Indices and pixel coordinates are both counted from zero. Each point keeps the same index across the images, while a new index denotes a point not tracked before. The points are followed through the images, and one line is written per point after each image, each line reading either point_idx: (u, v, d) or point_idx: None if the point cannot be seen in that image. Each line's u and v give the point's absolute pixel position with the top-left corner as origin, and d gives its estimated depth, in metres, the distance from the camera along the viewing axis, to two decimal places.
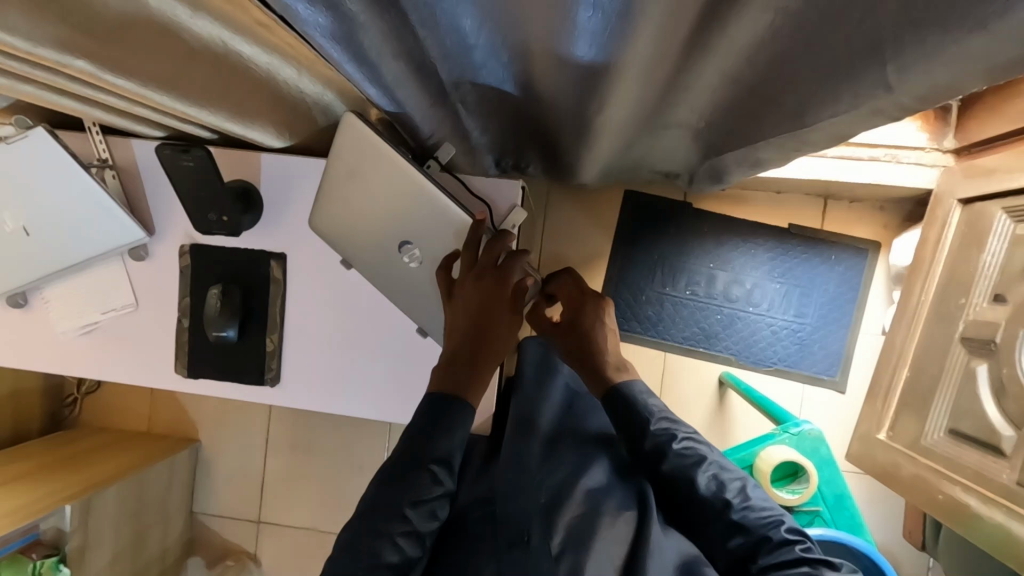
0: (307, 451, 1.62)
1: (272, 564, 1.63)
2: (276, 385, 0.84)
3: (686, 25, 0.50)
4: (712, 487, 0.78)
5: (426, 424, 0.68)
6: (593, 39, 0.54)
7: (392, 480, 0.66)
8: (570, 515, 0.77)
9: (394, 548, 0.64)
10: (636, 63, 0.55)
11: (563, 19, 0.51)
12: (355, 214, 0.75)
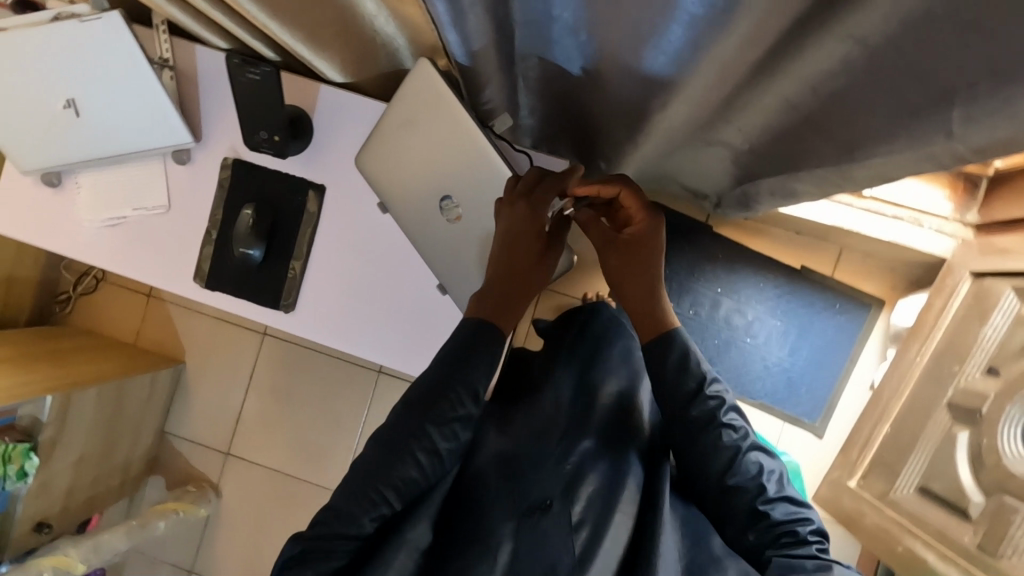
0: (289, 394, 1.62)
1: (231, 498, 1.63)
2: (290, 312, 0.85)
3: (771, 36, 0.52)
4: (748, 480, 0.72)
5: (459, 348, 0.68)
6: (683, 35, 0.55)
7: (420, 403, 0.67)
8: (589, 482, 0.73)
9: (415, 468, 0.65)
10: (716, 63, 0.57)
11: (666, 6, 0.51)
12: (405, 159, 0.77)
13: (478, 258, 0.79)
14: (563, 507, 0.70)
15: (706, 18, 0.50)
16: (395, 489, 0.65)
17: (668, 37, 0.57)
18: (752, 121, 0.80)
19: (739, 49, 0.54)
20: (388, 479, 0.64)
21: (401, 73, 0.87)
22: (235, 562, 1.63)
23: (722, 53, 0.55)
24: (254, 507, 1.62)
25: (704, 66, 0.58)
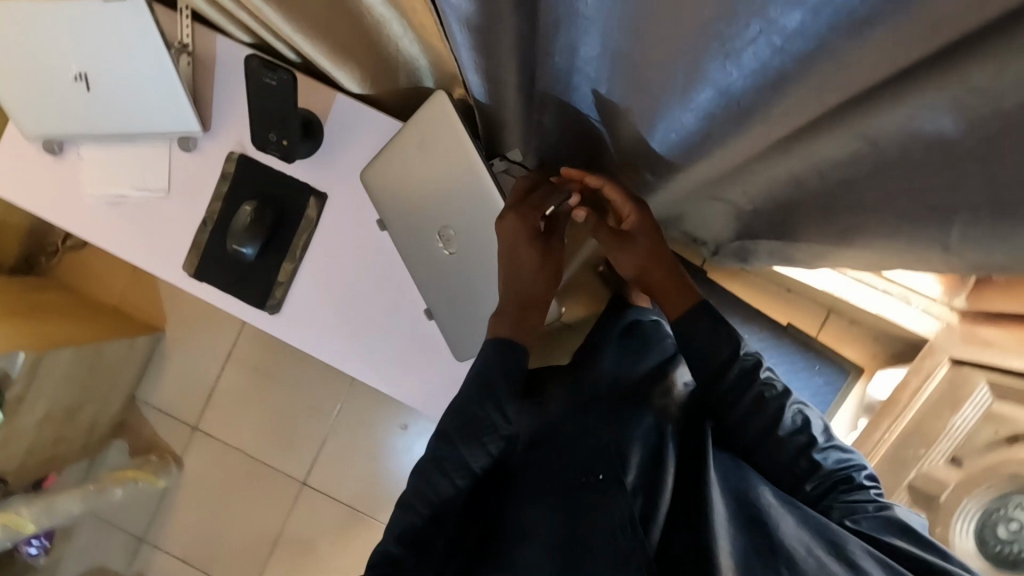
0: (264, 377, 1.62)
1: (194, 472, 1.63)
2: (275, 313, 0.85)
3: (786, 132, 0.53)
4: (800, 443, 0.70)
5: (489, 377, 0.66)
6: (694, 115, 0.57)
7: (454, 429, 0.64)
8: (629, 457, 0.66)
9: (451, 482, 0.63)
10: (724, 141, 0.58)
11: (684, 89, 0.53)
12: (408, 182, 0.76)
13: (467, 291, 0.79)
14: (614, 476, 0.63)
15: (718, 104, 0.53)
16: (434, 507, 0.62)
17: (679, 116, 0.59)
18: (759, 188, 0.81)
19: (752, 137, 0.55)
20: (428, 501, 0.62)
21: (422, 92, 0.85)
22: (189, 534, 1.63)
23: (733, 134, 0.56)
24: (216, 484, 1.63)
25: (709, 143, 0.61)
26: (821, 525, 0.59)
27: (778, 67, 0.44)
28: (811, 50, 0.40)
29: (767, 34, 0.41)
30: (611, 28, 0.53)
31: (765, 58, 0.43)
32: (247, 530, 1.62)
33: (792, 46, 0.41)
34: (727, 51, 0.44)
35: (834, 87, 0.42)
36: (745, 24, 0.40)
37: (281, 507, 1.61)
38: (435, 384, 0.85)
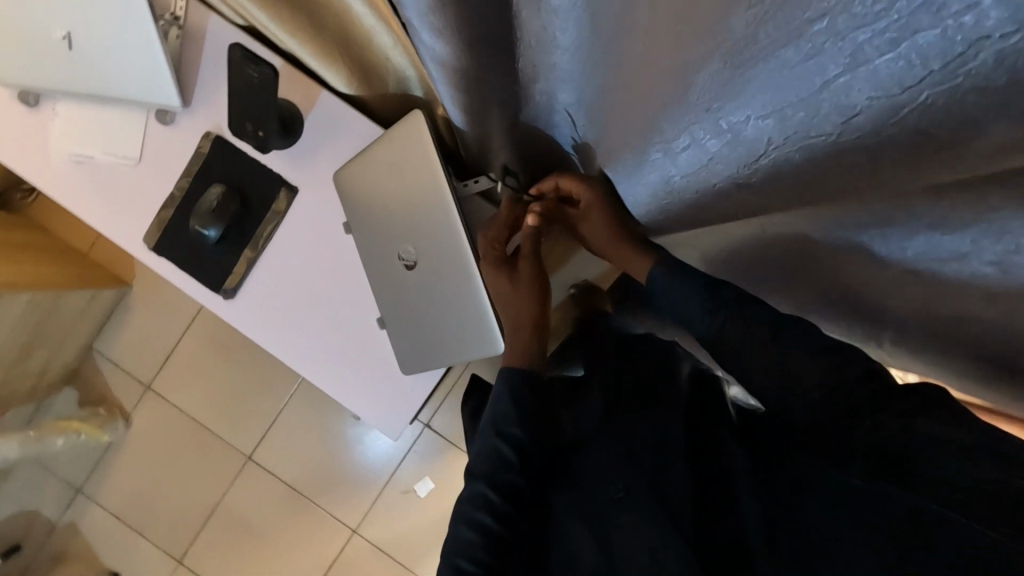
0: (225, 347, 1.61)
1: (141, 429, 1.63)
2: (229, 299, 0.85)
3: None
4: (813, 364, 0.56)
5: (493, 408, 0.67)
6: (627, 186, 0.69)
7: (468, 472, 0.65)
8: (638, 457, 0.63)
9: (475, 527, 0.59)
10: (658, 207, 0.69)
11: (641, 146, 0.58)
12: (379, 194, 0.77)
13: (419, 310, 0.79)
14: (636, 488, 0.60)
15: (649, 187, 0.65)
16: (466, 554, 0.58)
17: (620, 183, 0.69)
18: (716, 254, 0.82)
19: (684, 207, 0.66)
20: (461, 554, 0.59)
21: (413, 100, 0.84)
22: (128, 491, 1.64)
23: (663, 206, 0.68)
24: (162, 445, 1.63)
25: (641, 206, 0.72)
26: (878, 461, 0.51)
27: (692, 177, 0.57)
28: (718, 168, 0.53)
29: (692, 151, 0.54)
30: (578, 96, 0.59)
31: (687, 166, 0.56)
32: (186, 495, 1.63)
33: (706, 163, 0.54)
34: (660, 152, 0.57)
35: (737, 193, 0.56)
36: (674, 140, 0.54)
37: (224, 477, 1.62)
38: (378, 392, 0.86)
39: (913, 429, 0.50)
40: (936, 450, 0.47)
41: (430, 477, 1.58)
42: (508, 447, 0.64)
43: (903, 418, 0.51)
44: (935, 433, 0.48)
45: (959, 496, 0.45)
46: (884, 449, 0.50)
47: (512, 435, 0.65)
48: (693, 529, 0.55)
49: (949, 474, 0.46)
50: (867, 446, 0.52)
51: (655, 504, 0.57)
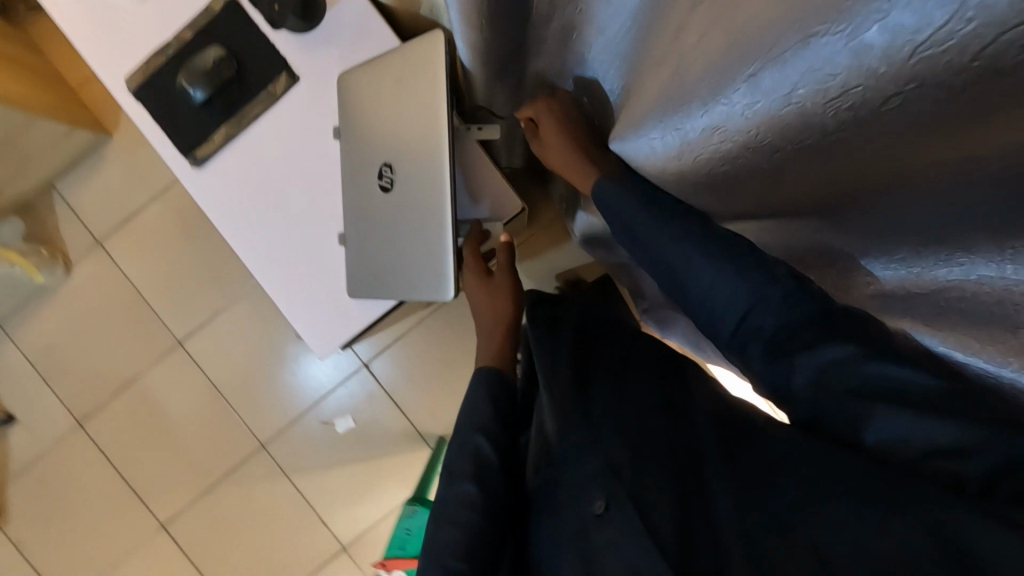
0: (188, 227, 1.56)
1: (79, 281, 1.58)
2: (197, 168, 0.82)
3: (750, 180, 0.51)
4: (767, 308, 0.54)
5: (470, 418, 0.78)
6: (638, 147, 0.61)
7: (453, 469, 0.73)
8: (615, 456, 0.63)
9: (453, 529, 0.68)
10: (666, 176, 0.62)
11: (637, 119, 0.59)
12: (376, 108, 0.76)
13: (386, 235, 0.78)
14: (594, 500, 0.61)
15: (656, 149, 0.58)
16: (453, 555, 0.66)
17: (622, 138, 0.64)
18: None
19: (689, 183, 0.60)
20: (451, 552, 0.66)
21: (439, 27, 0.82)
22: (48, 338, 1.59)
23: (671, 176, 0.61)
24: (96, 304, 1.58)
25: (649, 167, 0.63)
26: (855, 416, 0.47)
27: (698, 141, 0.51)
28: (722, 133, 0.48)
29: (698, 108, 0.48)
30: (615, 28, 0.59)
31: (695, 128, 0.50)
32: (105, 361, 1.59)
33: (714, 125, 0.48)
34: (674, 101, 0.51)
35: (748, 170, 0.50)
36: (689, 87, 0.48)
37: (148, 354, 1.58)
38: (316, 308, 0.83)
39: (884, 372, 0.47)
40: (919, 401, 0.44)
41: (352, 415, 1.57)
42: (485, 452, 0.75)
43: (876, 360, 0.47)
44: (917, 382, 0.45)
45: (951, 461, 0.41)
46: (853, 407, 0.47)
47: (489, 438, 0.76)
48: (669, 523, 0.55)
49: (937, 431, 0.42)
50: (844, 402, 0.48)
51: (635, 506, 0.57)
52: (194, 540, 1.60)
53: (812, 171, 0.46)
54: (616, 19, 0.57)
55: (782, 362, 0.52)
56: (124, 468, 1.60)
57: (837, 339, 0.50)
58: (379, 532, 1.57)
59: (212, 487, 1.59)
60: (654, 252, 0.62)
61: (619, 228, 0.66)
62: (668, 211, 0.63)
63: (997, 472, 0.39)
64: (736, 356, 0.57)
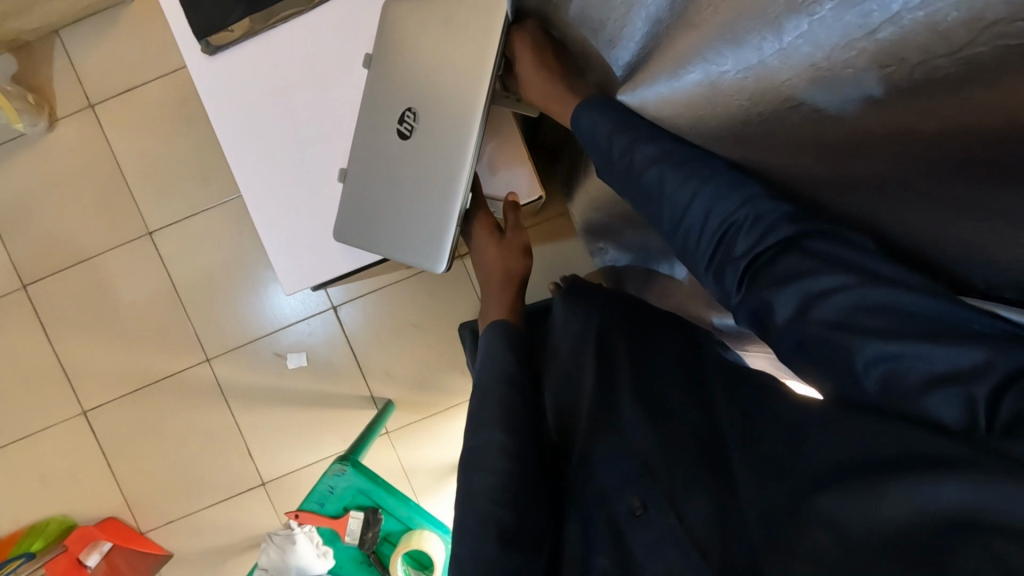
0: (187, 116, 1.47)
1: (59, 140, 1.48)
2: (208, 56, 0.74)
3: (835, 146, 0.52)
4: (749, 231, 0.58)
5: (490, 367, 0.83)
6: (684, 90, 0.65)
7: (483, 419, 0.77)
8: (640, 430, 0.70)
9: (488, 472, 0.73)
10: (702, 124, 0.67)
11: (705, 40, 0.58)
12: (417, 48, 0.69)
13: (393, 185, 0.73)
14: (632, 503, 0.65)
15: (703, 90, 0.62)
16: (491, 499, 0.70)
17: (663, 86, 0.67)
18: None
19: (727, 129, 0.64)
20: (490, 497, 0.70)
21: None
22: (13, 190, 1.49)
23: (710, 121, 0.65)
24: (72, 168, 1.49)
25: (685, 115, 0.68)
26: (837, 349, 0.48)
27: (766, 79, 0.54)
28: (792, 75, 0.51)
29: (767, 46, 0.52)
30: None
31: (766, 69, 0.54)
32: (65, 231, 1.50)
33: (785, 61, 0.51)
34: (734, 40, 0.54)
35: (803, 124, 0.54)
36: (750, 27, 0.52)
37: (112, 235, 1.50)
38: (296, 240, 0.77)
39: (867, 298, 0.48)
40: (905, 327, 0.45)
41: (307, 353, 1.51)
42: (512, 400, 0.78)
43: (864, 289, 0.48)
44: (906, 300, 0.46)
45: (949, 391, 0.42)
46: (835, 338, 0.48)
47: (510, 391, 0.79)
48: (703, 508, 0.60)
49: (932, 357, 0.43)
50: (824, 333, 0.49)
51: (664, 493, 0.64)
52: (113, 435, 1.54)
53: (860, 126, 0.49)
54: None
55: (762, 292, 0.55)
56: (58, 343, 1.52)
57: (819, 269, 0.51)
58: (302, 475, 1.54)
59: (144, 387, 1.53)
60: (657, 196, 0.68)
61: (649, 204, 0.70)
62: (681, 156, 0.67)
63: (1002, 390, 0.39)
64: (719, 284, 0.61)
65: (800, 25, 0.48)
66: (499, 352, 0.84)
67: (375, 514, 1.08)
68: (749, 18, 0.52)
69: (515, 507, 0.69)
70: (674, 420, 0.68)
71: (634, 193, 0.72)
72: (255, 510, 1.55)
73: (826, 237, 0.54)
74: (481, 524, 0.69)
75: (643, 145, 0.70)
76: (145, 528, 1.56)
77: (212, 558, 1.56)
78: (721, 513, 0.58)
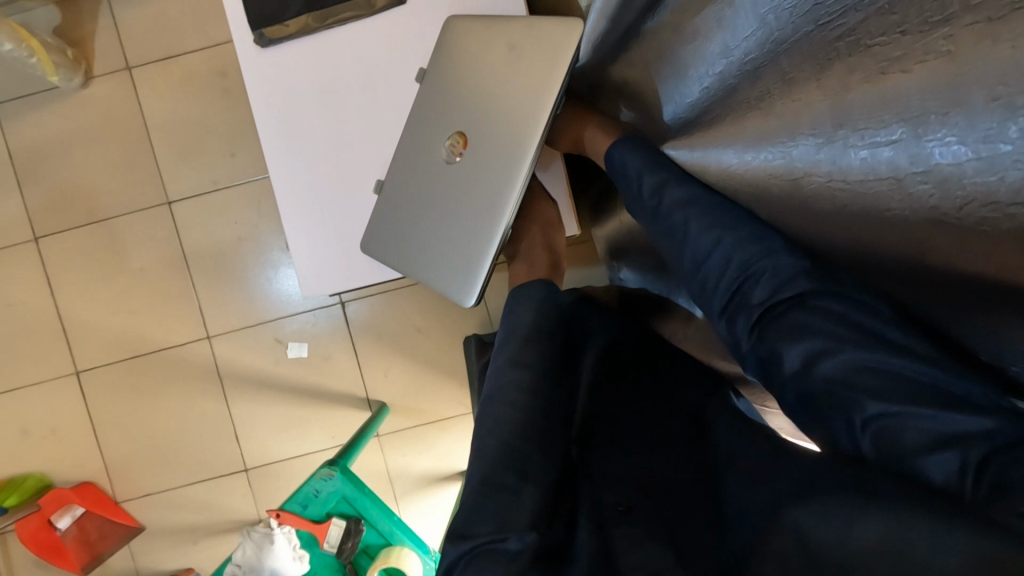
0: (224, 90, 1.45)
1: (90, 95, 1.47)
2: (260, 48, 0.72)
3: (921, 266, 0.47)
4: (766, 281, 0.59)
5: (512, 323, 0.80)
6: (747, 167, 0.62)
7: (508, 359, 0.75)
8: (643, 449, 0.70)
9: (509, 406, 0.69)
10: (756, 194, 0.64)
11: (789, 130, 0.53)
12: (479, 73, 0.68)
13: (429, 201, 0.72)
14: (614, 501, 0.64)
15: (778, 172, 0.57)
16: (495, 436, 0.67)
17: (725, 155, 0.65)
18: None
19: (797, 213, 0.59)
20: (501, 436, 0.67)
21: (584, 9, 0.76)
22: (37, 140, 1.48)
23: (776, 199, 0.61)
24: (100, 127, 1.47)
25: (740, 184, 0.66)
26: (841, 406, 0.49)
27: (865, 199, 0.48)
28: (905, 211, 0.44)
29: (883, 176, 0.45)
30: (744, 40, 0.56)
31: (870, 189, 0.47)
32: (84, 189, 1.48)
33: (897, 192, 0.44)
34: (832, 143, 0.48)
35: (890, 239, 0.48)
36: (861, 145, 0.46)
37: (131, 199, 1.48)
38: (320, 244, 0.76)
39: (868, 361, 0.48)
40: (907, 390, 0.45)
41: (308, 344, 1.49)
42: (529, 364, 0.73)
43: (869, 351, 0.49)
44: (903, 364, 0.47)
45: (947, 454, 0.41)
46: (836, 394, 0.49)
47: (532, 351, 0.75)
48: (698, 534, 0.58)
49: (937, 421, 0.42)
50: (828, 389, 0.50)
51: (653, 507, 0.61)
52: (102, 399, 1.52)
53: (948, 263, 0.44)
54: (743, 37, 0.56)
55: (772, 343, 0.56)
56: (61, 298, 1.50)
57: (824, 326, 0.52)
58: (285, 466, 1.52)
59: (141, 356, 1.51)
60: (679, 235, 0.68)
61: (665, 233, 0.71)
62: (708, 203, 0.67)
63: (994, 456, 0.39)
64: (730, 330, 0.62)
65: (922, 155, 0.41)
66: (536, 306, 0.80)
67: (357, 525, 1.07)
68: (860, 133, 0.45)
69: (511, 453, 0.65)
70: (687, 451, 0.68)
71: (657, 232, 0.72)
72: (234, 495, 1.53)
73: (837, 297, 0.53)
74: (504, 459, 0.65)
75: (670, 189, 0.71)
76: (121, 498, 1.53)
77: (182, 536, 1.54)
78: (707, 527, 0.58)
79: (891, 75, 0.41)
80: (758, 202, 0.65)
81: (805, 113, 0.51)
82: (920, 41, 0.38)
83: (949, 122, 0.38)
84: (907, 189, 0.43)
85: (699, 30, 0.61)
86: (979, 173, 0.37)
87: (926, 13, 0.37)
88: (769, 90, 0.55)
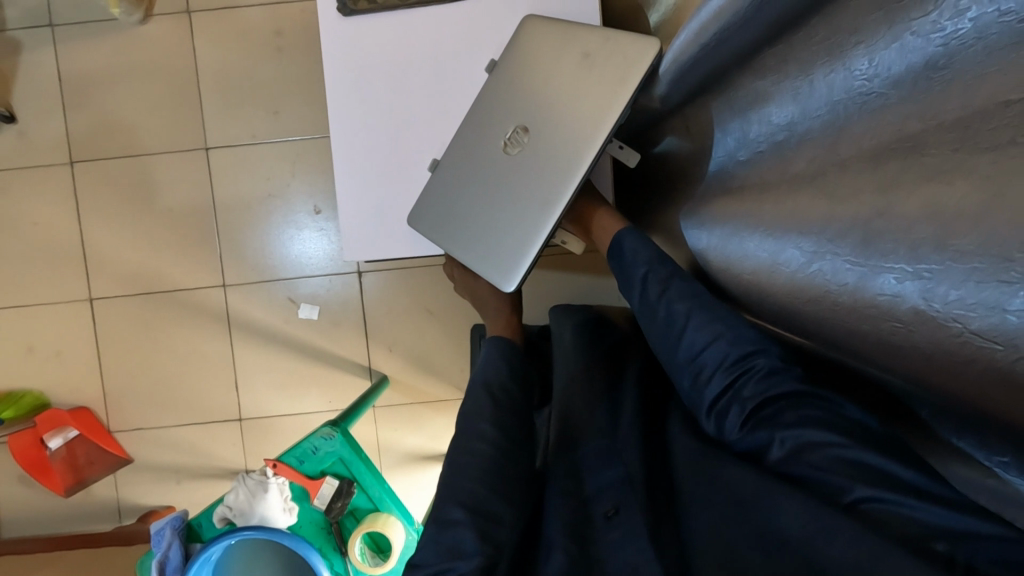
0: (278, 48, 1.48)
1: (148, 32, 1.49)
2: (341, 15, 0.76)
3: (921, 368, 0.46)
4: (758, 380, 0.64)
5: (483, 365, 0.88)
6: (768, 256, 0.62)
7: (472, 412, 0.78)
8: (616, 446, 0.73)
9: (491, 424, 0.76)
10: (757, 268, 0.65)
11: (805, 225, 0.55)
12: (547, 80, 0.73)
13: (469, 196, 0.76)
14: (602, 511, 0.66)
15: (788, 262, 0.58)
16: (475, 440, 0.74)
17: (751, 242, 0.65)
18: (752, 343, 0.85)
19: (795, 296, 0.59)
20: (480, 455, 0.72)
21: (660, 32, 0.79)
22: (87, 68, 1.50)
23: (773, 290, 0.64)
24: (151, 66, 1.50)
25: (752, 273, 0.67)
26: (829, 488, 0.52)
27: (869, 285, 0.47)
28: (910, 313, 0.44)
29: (894, 263, 0.44)
30: (809, 117, 0.57)
31: (877, 284, 0.47)
32: (127, 122, 1.51)
33: (902, 282, 0.44)
34: (867, 228, 0.47)
35: (880, 335, 0.48)
36: (884, 245, 0.45)
37: (171, 140, 1.51)
38: (364, 211, 0.80)
39: (854, 458, 0.52)
40: (889, 481, 0.49)
41: (319, 307, 1.52)
42: (496, 396, 0.81)
43: (853, 448, 0.53)
44: (876, 460, 0.51)
45: (948, 541, 0.44)
46: (822, 477, 0.53)
47: (509, 391, 0.84)
48: (673, 541, 0.61)
49: (920, 509, 0.46)
50: (816, 474, 0.53)
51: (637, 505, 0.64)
52: (110, 330, 1.54)
53: (942, 360, 0.43)
54: (807, 113, 0.58)
55: (762, 435, 0.60)
56: (86, 226, 1.52)
57: (813, 426, 0.56)
58: (279, 423, 1.55)
59: (155, 293, 1.53)
60: (678, 328, 0.74)
61: (660, 313, 0.77)
62: (707, 301, 0.74)
63: (977, 550, 0.42)
64: (717, 425, 0.66)
65: (936, 260, 0.41)
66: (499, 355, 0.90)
67: (350, 487, 1.10)
68: (887, 230, 0.45)
69: (500, 464, 0.71)
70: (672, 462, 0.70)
71: (649, 328, 0.78)
72: (226, 442, 1.56)
73: (816, 406, 0.59)
74: (481, 480, 0.69)
75: (674, 284, 0.77)
76: (114, 428, 1.56)
77: (167, 475, 1.57)
78: (676, 531, 0.62)
79: (937, 181, 0.41)
80: (758, 279, 0.66)
81: (834, 198, 0.51)
82: (970, 160, 0.38)
83: (965, 236, 0.38)
84: (908, 289, 0.43)
85: (770, 96, 0.63)
86: (974, 291, 0.38)
87: (979, 140, 0.38)
88: (808, 159, 0.57)
